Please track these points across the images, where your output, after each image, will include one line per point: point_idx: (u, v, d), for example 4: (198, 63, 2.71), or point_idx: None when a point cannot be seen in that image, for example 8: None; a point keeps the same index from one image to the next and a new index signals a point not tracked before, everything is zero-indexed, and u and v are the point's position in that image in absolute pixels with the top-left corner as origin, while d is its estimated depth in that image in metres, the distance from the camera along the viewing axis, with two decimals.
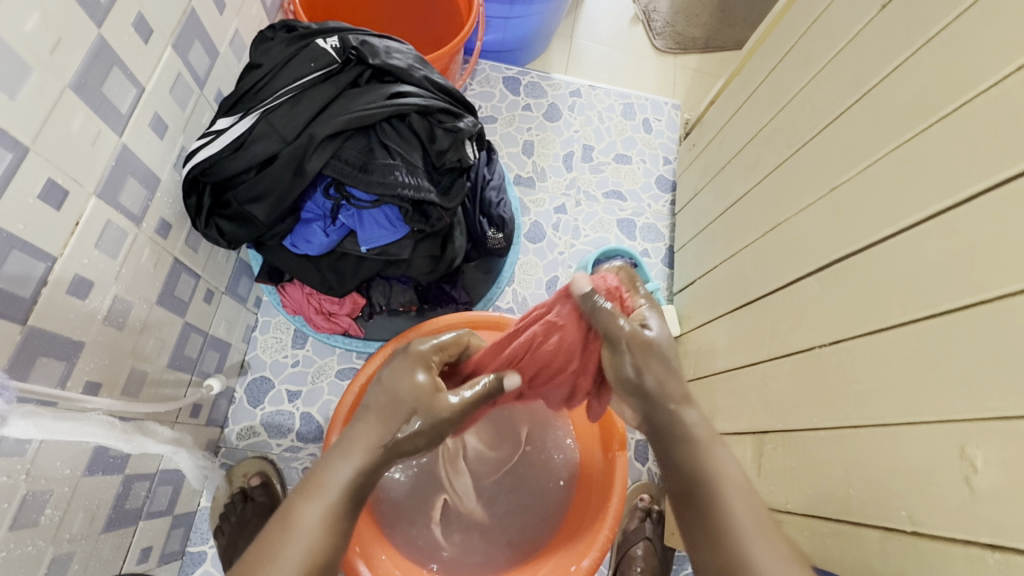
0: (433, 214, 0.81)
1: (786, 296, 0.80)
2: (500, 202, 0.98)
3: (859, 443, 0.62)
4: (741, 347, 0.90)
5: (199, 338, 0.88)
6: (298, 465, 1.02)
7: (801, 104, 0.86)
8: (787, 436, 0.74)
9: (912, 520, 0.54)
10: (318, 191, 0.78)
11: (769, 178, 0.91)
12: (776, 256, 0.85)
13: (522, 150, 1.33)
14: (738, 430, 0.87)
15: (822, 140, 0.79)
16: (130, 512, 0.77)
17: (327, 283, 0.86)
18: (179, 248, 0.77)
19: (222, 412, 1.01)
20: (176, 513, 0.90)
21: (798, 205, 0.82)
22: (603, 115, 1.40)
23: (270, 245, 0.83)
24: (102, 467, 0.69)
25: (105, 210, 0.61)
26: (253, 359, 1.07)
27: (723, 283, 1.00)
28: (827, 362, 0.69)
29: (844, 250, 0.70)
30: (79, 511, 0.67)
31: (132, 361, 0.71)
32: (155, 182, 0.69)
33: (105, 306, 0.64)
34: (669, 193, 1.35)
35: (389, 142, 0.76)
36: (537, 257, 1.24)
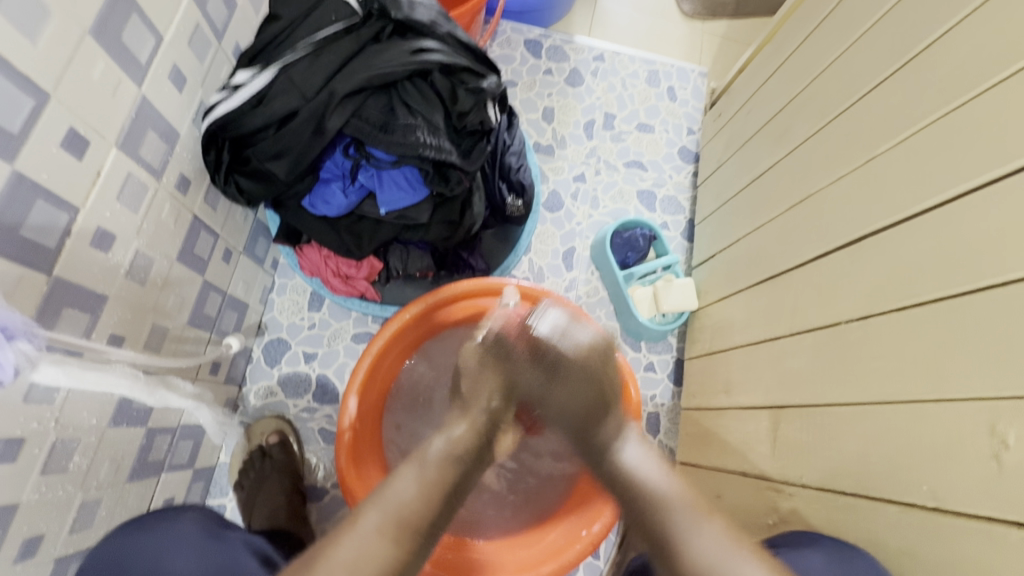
0: (453, 176, 0.79)
1: (811, 272, 0.78)
2: (520, 168, 0.96)
3: (880, 419, 0.60)
4: (757, 322, 0.89)
5: (218, 297, 0.89)
6: (315, 424, 1.05)
7: (840, 69, 0.81)
8: (802, 409, 0.73)
9: (933, 495, 0.53)
10: (338, 149, 0.78)
11: (799, 149, 0.87)
12: (802, 229, 0.82)
13: (543, 116, 1.29)
14: (752, 405, 0.85)
15: (862, 108, 0.75)
16: (153, 463, 0.79)
17: (345, 246, 0.85)
18: (198, 206, 0.76)
19: (240, 371, 1.03)
20: (197, 466, 0.93)
21: (830, 177, 0.78)
22: (627, 81, 1.35)
23: (290, 205, 0.82)
24: (126, 419, 0.70)
25: (126, 162, 0.61)
26: (270, 321, 1.08)
27: (744, 256, 0.98)
28: (852, 337, 0.67)
29: (873, 225, 0.68)
30: (105, 459, 0.68)
31: (154, 316, 0.72)
32: (174, 136, 0.68)
33: (127, 261, 0.64)
34: (692, 164, 1.31)
35: (411, 100, 0.73)
36: (554, 226, 1.22)
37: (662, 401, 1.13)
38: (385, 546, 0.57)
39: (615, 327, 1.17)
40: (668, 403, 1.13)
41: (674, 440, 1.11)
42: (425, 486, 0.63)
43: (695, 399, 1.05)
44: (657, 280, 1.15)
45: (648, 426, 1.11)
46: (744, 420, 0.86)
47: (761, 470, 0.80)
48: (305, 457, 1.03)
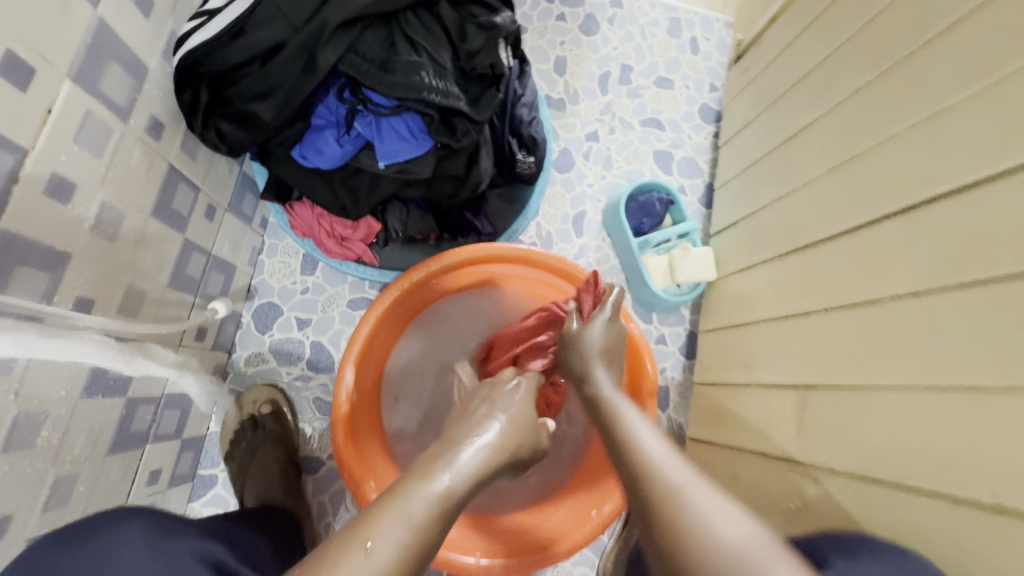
0: (459, 126, 0.70)
1: (853, 242, 0.71)
2: (532, 121, 0.88)
3: (929, 405, 0.55)
4: (785, 296, 0.83)
5: (202, 258, 0.82)
6: (309, 394, 1.00)
7: (898, 12, 0.72)
8: (835, 390, 0.68)
9: (993, 491, 0.48)
10: (331, 93, 0.69)
11: (842, 106, 0.79)
12: (843, 195, 0.74)
13: (554, 67, 1.19)
14: (775, 383, 0.80)
15: (925, 57, 0.66)
16: (136, 435, 0.74)
17: (340, 203, 0.77)
18: (174, 154, 0.68)
19: (229, 337, 0.97)
20: (184, 437, 0.87)
21: (879, 137, 0.70)
22: (646, 30, 1.24)
23: (278, 155, 0.73)
24: (102, 389, 0.64)
25: (83, 98, 0.52)
26: (260, 284, 1.01)
27: (772, 224, 0.91)
28: (899, 315, 0.61)
29: (931, 190, 0.61)
30: (81, 432, 0.63)
31: (129, 277, 0.65)
32: (142, 71, 0.59)
33: (92, 214, 0.57)
34: (713, 124, 1.22)
35: (414, 35, 0.64)
36: (564, 188, 1.14)
37: (673, 375, 1.09)
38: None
39: (626, 297, 1.11)
40: (680, 376, 1.09)
41: (685, 415, 1.07)
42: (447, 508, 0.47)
43: (709, 373, 1.01)
44: (672, 249, 1.08)
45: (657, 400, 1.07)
46: (766, 398, 0.81)
47: (784, 451, 0.75)
48: (299, 428, 0.98)
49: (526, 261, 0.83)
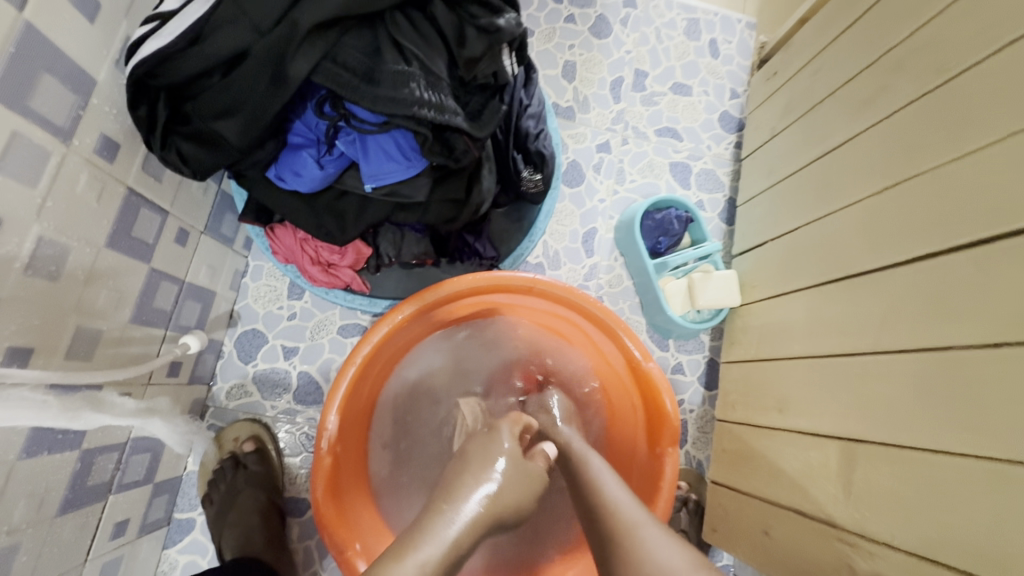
0: (457, 144, 0.62)
1: (908, 276, 0.62)
2: (539, 134, 0.79)
3: (1015, 484, 0.46)
4: (824, 331, 0.73)
5: (173, 287, 0.74)
6: (296, 430, 0.92)
7: (961, 12, 0.63)
8: (891, 449, 0.59)
9: None
10: (310, 107, 0.60)
11: (892, 118, 0.70)
12: (895, 221, 0.65)
13: (563, 73, 1.10)
14: (814, 431, 0.71)
15: (1001, 64, 0.56)
16: (95, 488, 0.66)
17: (325, 228, 0.69)
18: (133, 176, 0.60)
19: (209, 368, 0.89)
20: (156, 481, 0.80)
21: (940, 156, 0.61)
22: (662, 32, 1.15)
23: (252, 176, 0.65)
24: (48, 446, 0.56)
25: (8, 117, 0.44)
26: (243, 310, 0.93)
27: (806, 248, 0.81)
28: (971, 368, 0.52)
29: (1010, 222, 0.52)
30: (21, 497, 0.54)
31: (78, 318, 0.57)
32: (88, 84, 0.52)
33: (26, 251, 0.49)
34: (735, 133, 1.13)
35: (403, 40, 0.55)
36: (574, 204, 1.05)
37: (691, 408, 0.99)
38: None
39: (641, 323, 1.02)
40: (699, 409, 1.00)
41: (705, 452, 0.98)
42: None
43: (733, 410, 0.91)
44: (692, 271, 0.99)
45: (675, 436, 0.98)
46: (802, 447, 0.72)
47: (825, 512, 0.66)
48: (285, 466, 0.90)
49: (531, 291, 0.74)
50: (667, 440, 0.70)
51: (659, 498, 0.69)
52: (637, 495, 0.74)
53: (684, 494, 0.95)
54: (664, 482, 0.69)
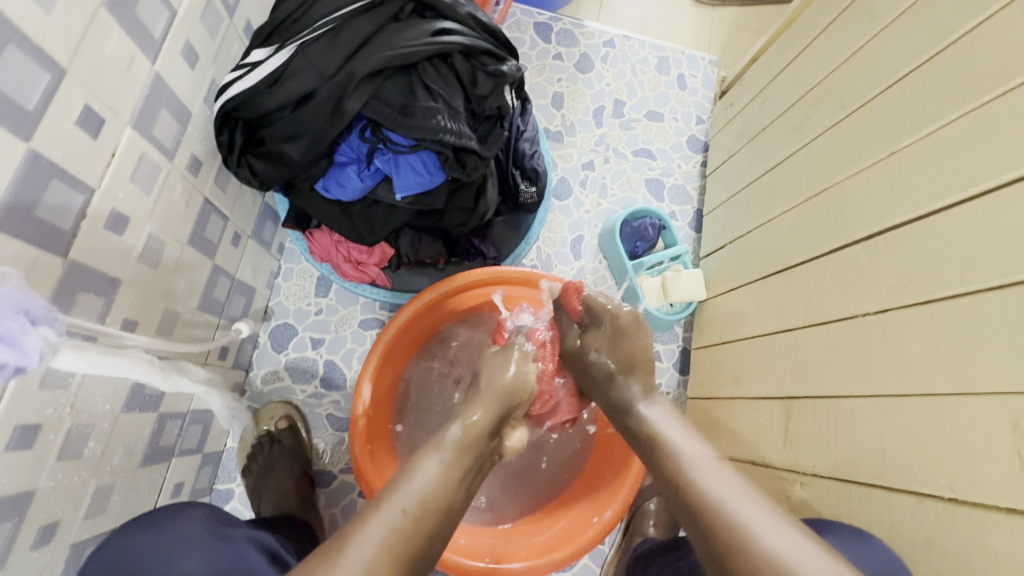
0: (470, 162, 0.77)
1: (827, 264, 0.78)
2: (533, 154, 0.95)
3: (896, 412, 0.62)
4: (770, 314, 0.89)
5: (226, 282, 0.88)
6: (322, 411, 1.05)
7: (861, 61, 0.81)
8: (817, 402, 0.74)
9: (951, 487, 0.54)
10: (354, 133, 0.76)
11: (816, 142, 0.87)
12: (818, 222, 0.82)
13: (552, 102, 1.28)
14: (763, 395, 0.86)
15: (885, 101, 0.74)
16: (164, 448, 0.79)
17: (357, 231, 0.84)
18: (209, 188, 0.75)
19: (247, 356, 1.02)
20: (205, 451, 0.92)
21: (848, 171, 0.78)
22: (637, 68, 1.34)
23: (302, 188, 0.80)
24: (139, 404, 0.69)
25: (139, 142, 0.59)
26: (276, 306, 1.06)
27: (756, 248, 0.98)
28: (868, 331, 0.68)
29: (893, 219, 0.68)
30: (119, 445, 0.68)
31: (165, 300, 0.71)
32: (187, 116, 0.66)
33: (140, 244, 0.63)
34: (701, 154, 1.31)
35: (431, 83, 0.71)
36: (562, 215, 1.21)
37: (667, 390, 1.14)
38: (410, 526, 0.50)
39: None
40: (674, 392, 1.14)
41: None
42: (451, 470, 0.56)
43: (703, 389, 1.06)
44: (665, 270, 1.15)
45: None
46: (755, 410, 0.87)
47: (771, 460, 0.81)
48: (312, 443, 1.03)
49: (529, 282, 0.90)
50: None
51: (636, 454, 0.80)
52: (618, 454, 0.84)
53: None
54: None
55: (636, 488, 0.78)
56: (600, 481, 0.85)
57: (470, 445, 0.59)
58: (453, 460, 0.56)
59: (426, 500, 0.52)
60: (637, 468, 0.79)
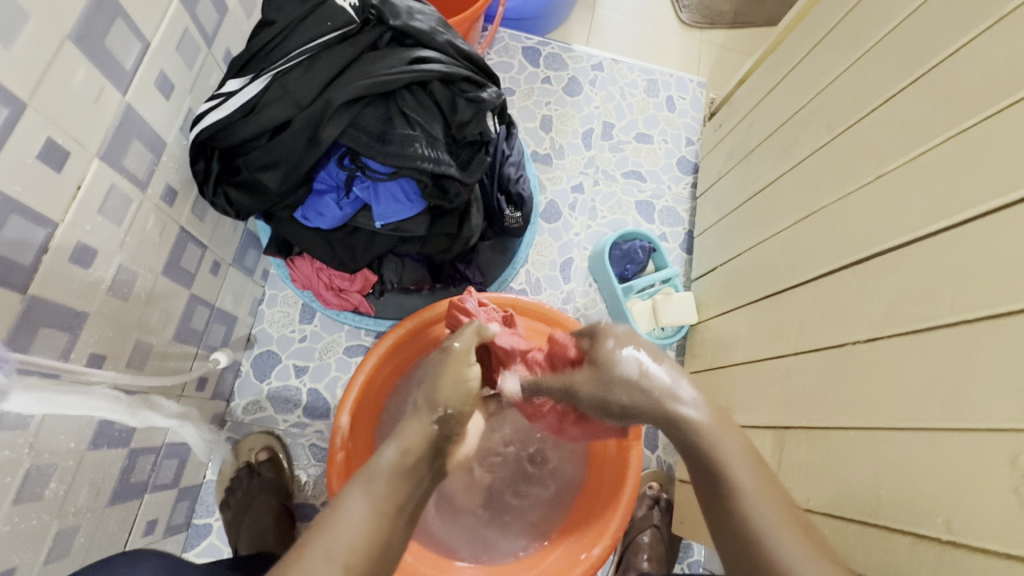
0: (451, 188, 0.76)
1: (817, 289, 0.76)
2: (519, 179, 0.94)
3: (890, 446, 0.59)
4: (761, 339, 0.87)
5: (205, 311, 0.86)
6: (305, 441, 1.02)
7: (846, 83, 0.80)
8: (810, 432, 0.71)
9: (949, 528, 0.51)
10: (333, 160, 0.74)
11: (803, 164, 0.86)
12: (808, 246, 0.80)
13: (541, 125, 1.28)
14: (756, 424, 0.84)
15: (870, 124, 0.73)
16: (135, 485, 0.76)
17: (338, 257, 0.82)
18: (185, 217, 0.74)
19: (228, 385, 1.00)
20: (181, 486, 0.89)
21: (835, 194, 0.77)
22: (625, 90, 1.34)
23: (281, 216, 0.79)
24: (107, 441, 0.67)
25: (108, 173, 0.58)
26: (259, 333, 1.05)
27: (746, 271, 0.96)
28: (860, 360, 0.66)
29: (881, 244, 0.67)
30: (84, 484, 0.65)
31: (138, 332, 0.69)
32: (161, 145, 0.66)
33: (109, 276, 0.61)
34: (691, 175, 1.30)
35: (409, 110, 0.71)
36: (552, 237, 1.20)
37: None
38: None
39: None
40: None
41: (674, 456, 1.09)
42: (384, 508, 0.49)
43: None
44: (656, 293, 1.13)
45: (647, 441, 1.09)
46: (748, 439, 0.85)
47: None
48: (294, 475, 1.00)
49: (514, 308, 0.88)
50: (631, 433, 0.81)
51: (626, 484, 0.78)
52: (608, 483, 0.82)
53: (656, 494, 1.06)
54: (631, 471, 0.78)
55: (626, 520, 0.76)
56: (589, 514, 0.81)
57: (406, 471, 0.51)
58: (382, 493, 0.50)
59: (354, 553, 0.45)
60: (628, 498, 0.77)
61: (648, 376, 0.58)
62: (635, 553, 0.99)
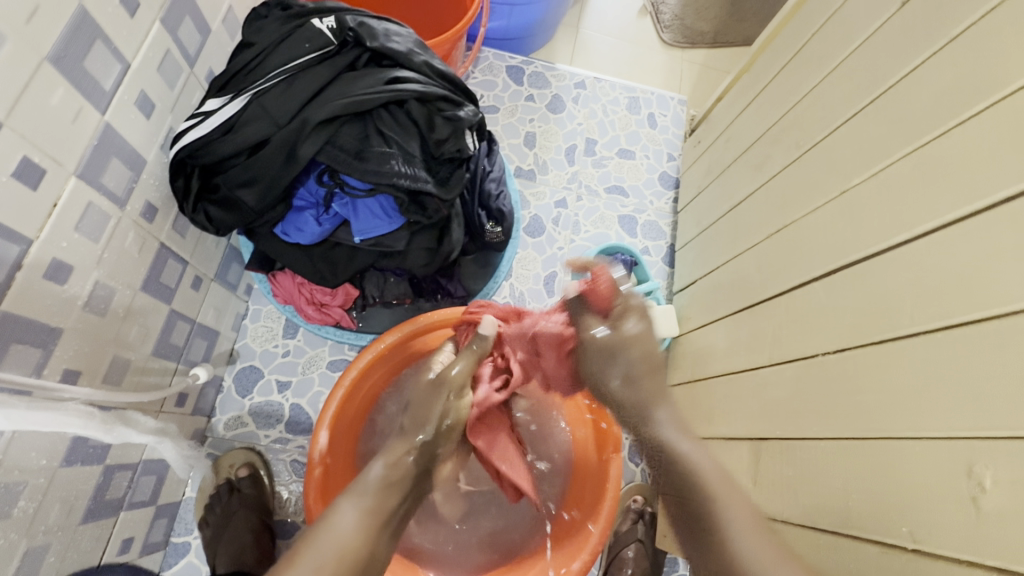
0: (429, 205, 0.78)
1: (789, 301, 0.77)
2: (499, 195, 0.96)
3: (859, 456, 0.60)
4: (739, 351, 0.88)
5: (186, 326, 0.86)
6: (286, 456, 1.01)
7: (813, 102, 0.83)
8: (785, 443, 0.72)
9: (914, 537, 0.52)
10: (312, 177, 0.76)
11: (775, 179, 0.88)
12: (780, 259, 0.82)
13: (524, 141, 1.30)
14: (735, 436, 0.84)
15: (835, 141, 0.76)
16: (111, 503, 0.75)
17: (319, 273, 0.83)
18: (165, 233, 0.74)
19: (209, 401, 0.99)
20: (160, 503, 0.88)
21: (805, 209, 0.79)
22: (608, 108, 1.37)
23: (261, 232, 0.80)
24: (81, 458, 0.67)
25: (86, 191, 0.59)
26: (242, 348, 1.05)
27: (724, 284, 0.98)
28: (830, 371, 0.67)
29: (848, 257, 0.68)
30: (56, 502, 0.64)
31: (115, 348, 0.69)
32: (140, 163, 0.67)
33: (85, 292, 0.62)
34: (673, 190, 1.32)
35: (386, 129, 0.72)
36: (535, 251, 1.22)
37: None
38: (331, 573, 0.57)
39: None
40: None
41: None
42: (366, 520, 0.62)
43: None
44: None
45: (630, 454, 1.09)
46: (726, 450, 0.85)
47: None
48: (275, 491, 0.99)
49: None
50: (611, 447, 0.81)
51: (605, 496, 0.77)
52: (589, 497, 0.81)
53: (641, 507, 1.06)
54: (611, 484, 0.78)
55: (606, 534, 0.75)
56: (570, 525, 0.82)
57: (386, 487, 0.67)
58: (368, 507, 0.64)
59: (343, 554, 0.58)
60: (607, 511, 0.76)
61: (659, 410, 0.70)
62: (620, 567, 0.99)
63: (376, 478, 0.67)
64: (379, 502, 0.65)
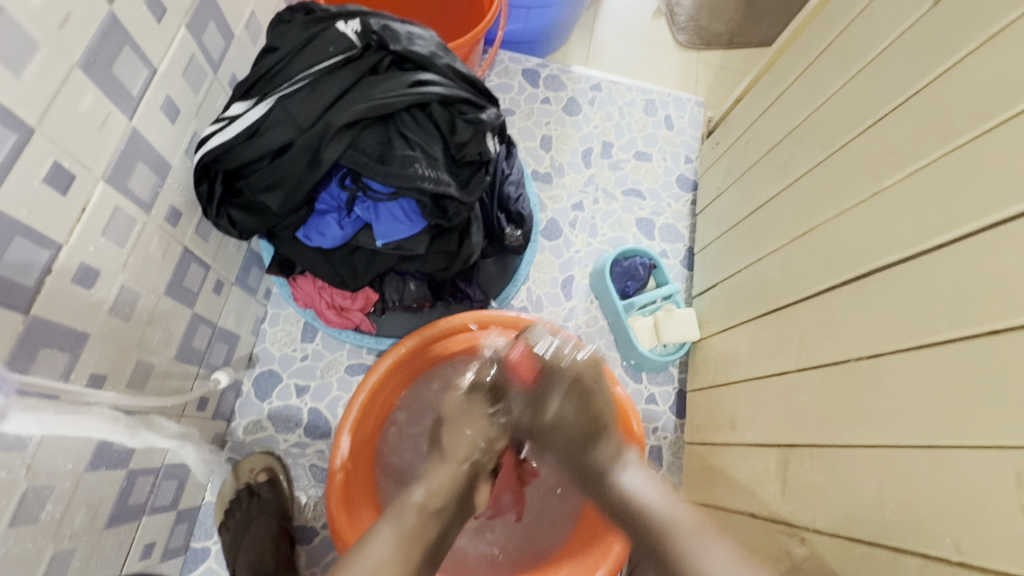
0: (451, 208, 0.77)
1: (818, 305, 0.76)
2: (518, 198, 0.95)
3: (896, 464, 0.58)
4: (763, 355, 0.86)
5: (207, 330, 0.86)
6: (305, 461, 1.01)
7: (838, 102, 0.81)
8: (815, 450, 0.70)
9: (958, 549, 0.50)
10: (334, 181, 0.76)
11: (799, 181, 0.87)
12: (806, 262, 0.80)
13: (540, 144, 1.30)
14: (761, 442, 0.82)
15: (864, 141, 0.74)
16: (133, 507, 0.75)
17: (340, 277, 0.82)
18: (189, 237, 0.74)
19: (229, 405, 1.00)
20: (180, 507, 0.88)
21: (832, 210, 0.77)
22: (624, 110, 1.36)
23: (283, 236, 0.80)
24: (105, 462, 0.67)
25: (113, 196, 0.59)
26: (261, 352, 1.05)
27: (747, 288, 0.96)
28: (862, 376, 0.65)
29: (879, 260, 0.67)
30: (81, 507, 0.64)
31: (139, 352, 0.69)
32: (166, 168, 0.67)
33: (111, 296, 0.62)
34: (690, 192, 1.31)
35: (409, 132, 0.72)
36: (552, 255, 1.21)
37: (665, 434, 1.10)
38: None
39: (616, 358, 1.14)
40: (672, 436, 1.10)
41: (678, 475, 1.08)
42: (404, 541, 0.64)
43: (699, 433, 1.03)
44: (657, 310, 1.13)
45: (651, 460, 1.08)
46: (752, 457, 0.84)
47: (772, 512, 0.77)
48: (294, 496, 0.99)
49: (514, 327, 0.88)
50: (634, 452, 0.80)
51: None
52: None
53: None
54: None
55: (631, 540, 0.74)
56: (592, 531, 0.81)
57: (428, 514, 0.67)
58: (408, 531, 0.65)
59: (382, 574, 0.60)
60: None
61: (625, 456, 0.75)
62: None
63: (414, 502, 0.68)
64: (422, 524, 0.66)
